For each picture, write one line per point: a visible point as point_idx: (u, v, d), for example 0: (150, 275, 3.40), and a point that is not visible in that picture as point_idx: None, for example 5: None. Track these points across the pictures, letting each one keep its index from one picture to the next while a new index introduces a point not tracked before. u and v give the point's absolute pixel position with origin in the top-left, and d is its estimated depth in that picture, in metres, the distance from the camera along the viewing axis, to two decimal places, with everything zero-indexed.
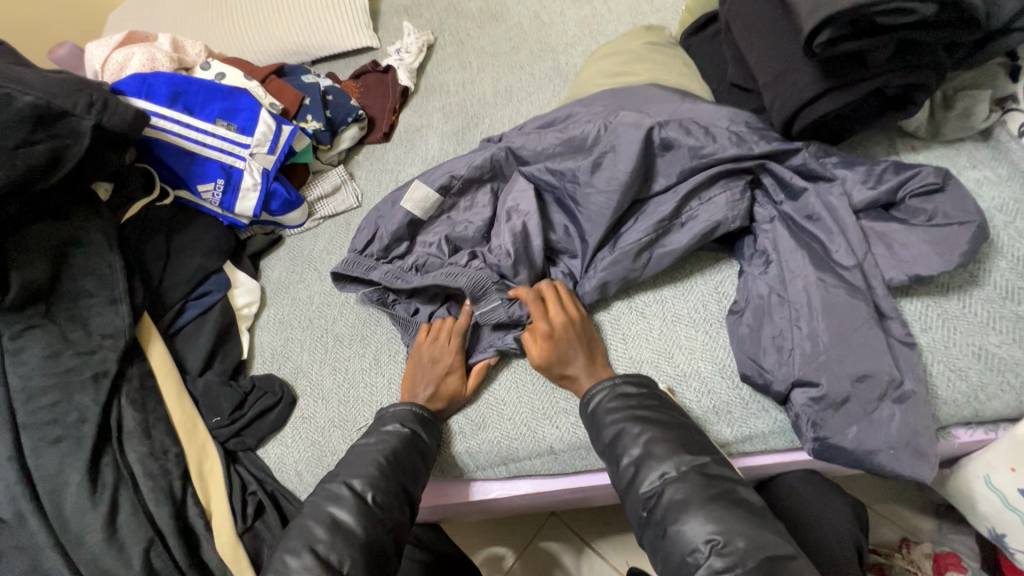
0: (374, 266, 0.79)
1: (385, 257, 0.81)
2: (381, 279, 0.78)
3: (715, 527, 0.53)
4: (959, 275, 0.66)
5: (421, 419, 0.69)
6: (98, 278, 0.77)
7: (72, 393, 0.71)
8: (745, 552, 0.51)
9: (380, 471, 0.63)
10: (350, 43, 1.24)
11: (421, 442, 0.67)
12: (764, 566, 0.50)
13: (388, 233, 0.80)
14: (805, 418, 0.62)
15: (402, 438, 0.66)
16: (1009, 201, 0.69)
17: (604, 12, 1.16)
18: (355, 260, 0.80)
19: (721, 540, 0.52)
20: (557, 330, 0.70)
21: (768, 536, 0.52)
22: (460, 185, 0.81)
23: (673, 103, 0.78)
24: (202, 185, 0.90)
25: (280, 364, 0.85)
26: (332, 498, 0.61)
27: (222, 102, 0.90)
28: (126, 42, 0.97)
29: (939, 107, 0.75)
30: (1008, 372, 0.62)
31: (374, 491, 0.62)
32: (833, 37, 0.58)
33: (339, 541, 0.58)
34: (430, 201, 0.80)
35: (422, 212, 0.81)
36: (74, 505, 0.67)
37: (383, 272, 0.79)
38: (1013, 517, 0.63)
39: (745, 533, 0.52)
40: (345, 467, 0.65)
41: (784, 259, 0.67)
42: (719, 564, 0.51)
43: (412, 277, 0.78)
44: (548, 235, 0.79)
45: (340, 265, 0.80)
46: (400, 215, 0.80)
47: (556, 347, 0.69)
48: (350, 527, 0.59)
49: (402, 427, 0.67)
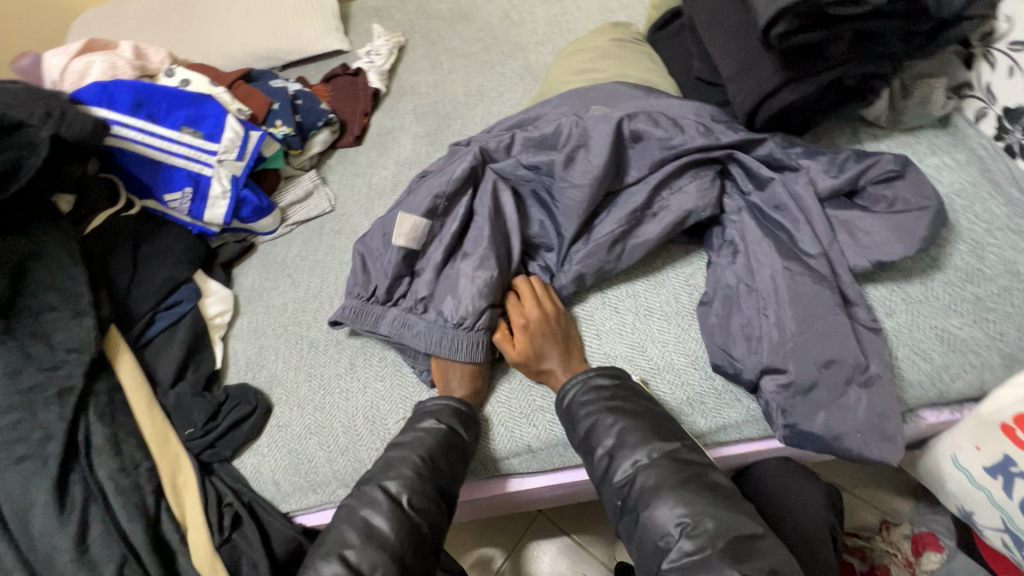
0: (378, 315, 0.76)
1: (390, 299, 0.77)
2: (389, 330, 0.75)
3: (685, 509, 0.54)
4: (920, 260, 0.67)
5: (459, 415, 0.68)
6: (60, 292, 0.75)
7: (36, 411, 0.69)
8: (714, 532, 0.52)
9: (415, 472, 0.63)
10: (321, 47, 1.23)
11: (459, 439, 0.66)
12: (732, 546, 0.51)
13: (386, 275, 0.76)
14: (775, 405, 0.63)
15: (438, 436, 0.65)
16: (967, 186, 0.71)
17: (573, 10, 1.17)
18: (360, 311, 0.76)
19: (691, 521, 0.53)
20: (533, 325, 0.70)
21: (737, 518, 0.53)
22: (445, 203, 0.77)
23: (640, 100, 0.79)
24: (169, 194, 0.88)
25: (255, 373, 0.84)
26: (366, 501, 0.61)
27: (188, 109, 0.89)
28: (86, 49, 0.94)
29: (898, 96, 0.77)
30: (970, 353, 0.63)
31: (409, 493, 0.61)
32: (789, 29, 0.59)
33: (370, 550, 0.57)
34: (419, 226, 0.76)
35: (416, 244, 0.76)
36: (42, 525, 0.65)
37: (391, 320, 0.75)
38: (979, 494, 0.65)
39: (714, 515, 0.53)
40: (381, 470, 0.64)
41: (751, 249, 0.68)
42: (688, 546, 0.52)
43: (416, 319, 0.75)
44: (524, 230, 0.78)
45: (344, 316, 0.76)
46: (393, 251, 0.76)
47: (531, 343, 0.70)
48: (384, 535, 0.58)
49: (439, 424, 0.66)
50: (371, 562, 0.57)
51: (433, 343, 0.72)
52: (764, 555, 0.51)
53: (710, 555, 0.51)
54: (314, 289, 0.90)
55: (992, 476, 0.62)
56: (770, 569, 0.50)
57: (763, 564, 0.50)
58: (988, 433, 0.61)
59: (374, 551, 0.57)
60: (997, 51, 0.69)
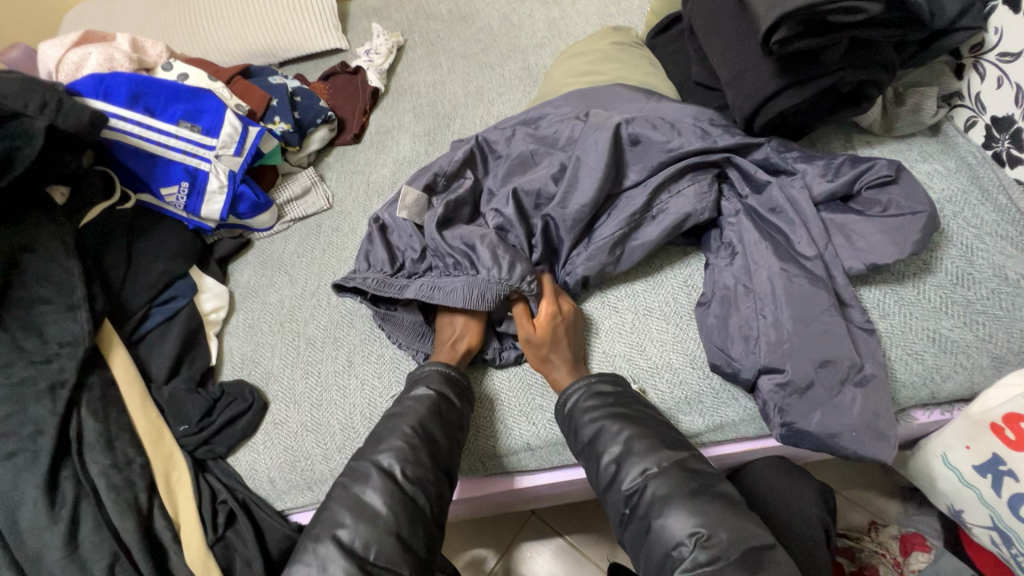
0: (403, 284, 0.74)
1: (415, 271, 0.77)
2: (416, 294, 0.72)
3: (698, 519, 0.54)
4: (913, 264, 0.69)
5: (449, 380, 0.68)
6: (53, 284, 0.74)
7: (27, 405, 0.67)
8: (727, 543, 0.53)
9: (405, 444, 0.62)
10: (319, 45, 1.23)
11: (451, 407, 0.67)
12: (747, 556, 0.52)
13: (413, 250, 0.77)
14: (773, 405, 0.63)
15: (428, 403, 0.65)
16: (957, 191, 0.73)
17: (572, 14, 1.19)
18: (383, 282, 0.75)
19: (705, 532, 0.53)
20: (560, 318, 0.71)
21: (749, 527, 0.54)
22: (446, 181, 0.80)
23: (638, 103, 0.80)
24: (166, 188, 0.87)
25: (251, 370, 0.83)
26: (346, 482, 0.61)
27: (185, 103, 0.88)
28: (82, 41, 0.93)
29: (891, 104, 0.79)
30: (960, 353, 0.65)
31: (395, 464, 0.61)
32: (789, 35, 0.61)
33: (363, 526, 0.58)
34: (421, 202, 0.78)
35: (417, 216, 0.78)
36: (32, 521, 0.64)
37: (417, 287, 0.73)
38: (969, 494, 0.66)
39: (726, 525, 0.54)
40: (371, 446, 0.64)
41: (749, 252, 0.69)
42: (703, 556, 0.52)
43: (446, 280, 0.71)
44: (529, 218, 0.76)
45: (368, 283, 0.74)
46: (407, 226, 0.78)
47: (552, 334, 0.69)
48: (355, 511, 0.58)
49: (430, 391, 0.66)
50: (368, 554, 0.56)
51: (471, 297, 0.68)
52: (776, 566, 0.51)
53: (725, 567, 0.51)
54: (311, 285, 0.90)
55: (981, 475, 0.63)
56: None
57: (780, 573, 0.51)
58: (978, 432, 0.63)
59: (373, 542, 0.57)
60: (985, 62, 0.72)
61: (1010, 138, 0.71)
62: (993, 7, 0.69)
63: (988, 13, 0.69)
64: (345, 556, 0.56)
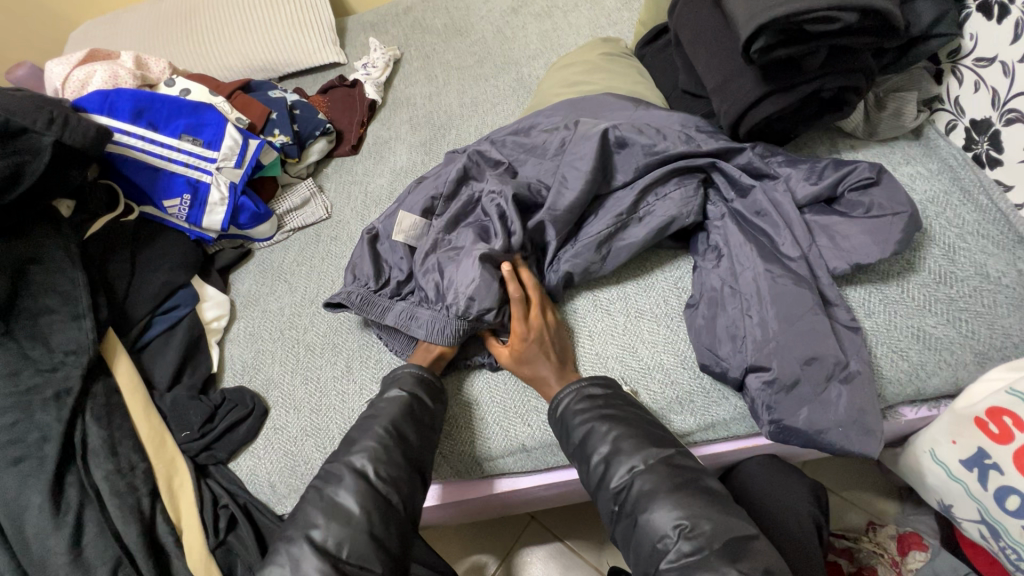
0: (386, 305, 0.77)
1: (399, 293, 0.78)
2: (394, 322, 0.75)
3: (682, 512, 0.56)
4: (897, 263, 0.71)
5: (421, 381, 0.70)
6: (59, 294, 0.76)
7: (33, 412, 0.69)
8: (711, 534, 0.54)
9: (398, 446, 0.64)
10: (317, 60, 1.27)
11: (423, 407, 0.68)
12: (728, 546, 0.53)
13: (401, 270, 0.79)
14: (761, 402, 0.65)
15: (416, 408, 0.67)
16: (940, 193, 0.75)
17: (564, 26, 1.22)
18: (369, 299, 0.77)
19: (688, 524, 0.55)
20: (532, 334, 0.71)
21: (733, 520, 0.55)
22: (443, 203, 0.81)
23: (627, 111, 0.83)
24: (169, 200, 0.89)
25: (252, 377, 0.84)
26: (333, 480, 0.62)
27: (187, 118, 0.90)
28: (88, 59, 0.96)
29: (873, 109, 0.81)
30: (944, 350, 0.66)
31: (391, 466, 0.63)
32: (768, 44, 0.63)
33: (334, 525, 0.58)
34: (419, 226, 0.80)
35: (415, 239, 0.80)
36: (37, 526, 0.65)
37: (397, 314, 0.76)
38: (958, 488, 0.67)
39: (711, 517, 0.55)
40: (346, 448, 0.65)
41: (734, 254, 0.71)
42: (686, 547, 0.54)
43: (422, 310, 0.74)
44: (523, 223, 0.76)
45: (351, 302, 0.76)
46: (399, 249, 0.80)
47: (527, 352, 0.70)
48: (351, 509, 0.60)
49: (402, 392, 0.68)
50: (363, 554, 0.58)
51: (435, 332, 0.72)
52: (759, 556, 0.52)
53: (707, 556, 0.53)
54: (311, 293, 0.91)
55: (967, 468, 0.65)
56: (766, 567, 0.51)
57: (759, 562, 0.52)
58: (963, 427, 0.64)
59: (369, 541, 0.58)
60: (963, 67, 0.74)
61: (989, 140, 0.73)
62: (968, 13, 0.71)
63: (964, 19, 0.71)
64: (340, 554, 0.57)
